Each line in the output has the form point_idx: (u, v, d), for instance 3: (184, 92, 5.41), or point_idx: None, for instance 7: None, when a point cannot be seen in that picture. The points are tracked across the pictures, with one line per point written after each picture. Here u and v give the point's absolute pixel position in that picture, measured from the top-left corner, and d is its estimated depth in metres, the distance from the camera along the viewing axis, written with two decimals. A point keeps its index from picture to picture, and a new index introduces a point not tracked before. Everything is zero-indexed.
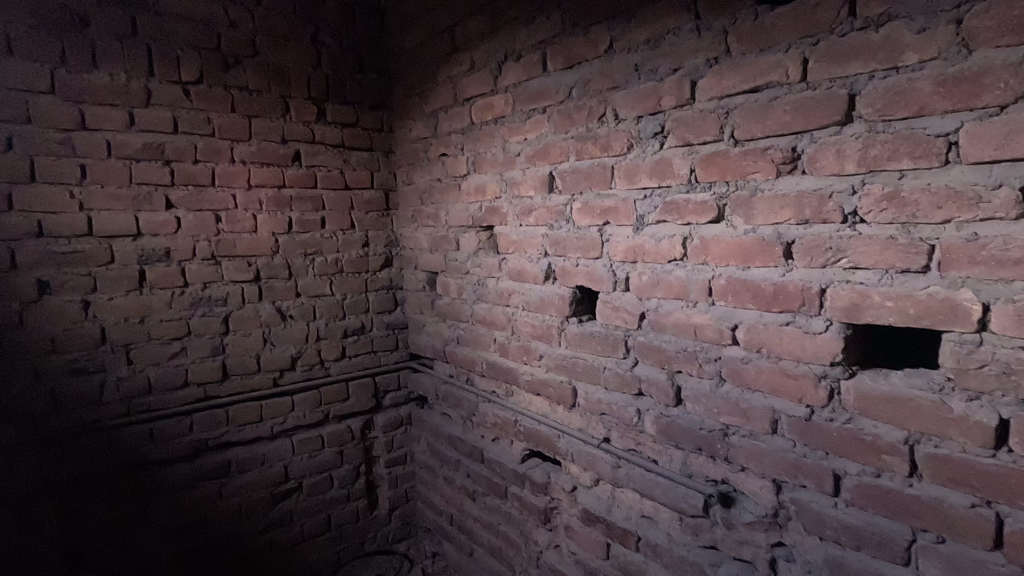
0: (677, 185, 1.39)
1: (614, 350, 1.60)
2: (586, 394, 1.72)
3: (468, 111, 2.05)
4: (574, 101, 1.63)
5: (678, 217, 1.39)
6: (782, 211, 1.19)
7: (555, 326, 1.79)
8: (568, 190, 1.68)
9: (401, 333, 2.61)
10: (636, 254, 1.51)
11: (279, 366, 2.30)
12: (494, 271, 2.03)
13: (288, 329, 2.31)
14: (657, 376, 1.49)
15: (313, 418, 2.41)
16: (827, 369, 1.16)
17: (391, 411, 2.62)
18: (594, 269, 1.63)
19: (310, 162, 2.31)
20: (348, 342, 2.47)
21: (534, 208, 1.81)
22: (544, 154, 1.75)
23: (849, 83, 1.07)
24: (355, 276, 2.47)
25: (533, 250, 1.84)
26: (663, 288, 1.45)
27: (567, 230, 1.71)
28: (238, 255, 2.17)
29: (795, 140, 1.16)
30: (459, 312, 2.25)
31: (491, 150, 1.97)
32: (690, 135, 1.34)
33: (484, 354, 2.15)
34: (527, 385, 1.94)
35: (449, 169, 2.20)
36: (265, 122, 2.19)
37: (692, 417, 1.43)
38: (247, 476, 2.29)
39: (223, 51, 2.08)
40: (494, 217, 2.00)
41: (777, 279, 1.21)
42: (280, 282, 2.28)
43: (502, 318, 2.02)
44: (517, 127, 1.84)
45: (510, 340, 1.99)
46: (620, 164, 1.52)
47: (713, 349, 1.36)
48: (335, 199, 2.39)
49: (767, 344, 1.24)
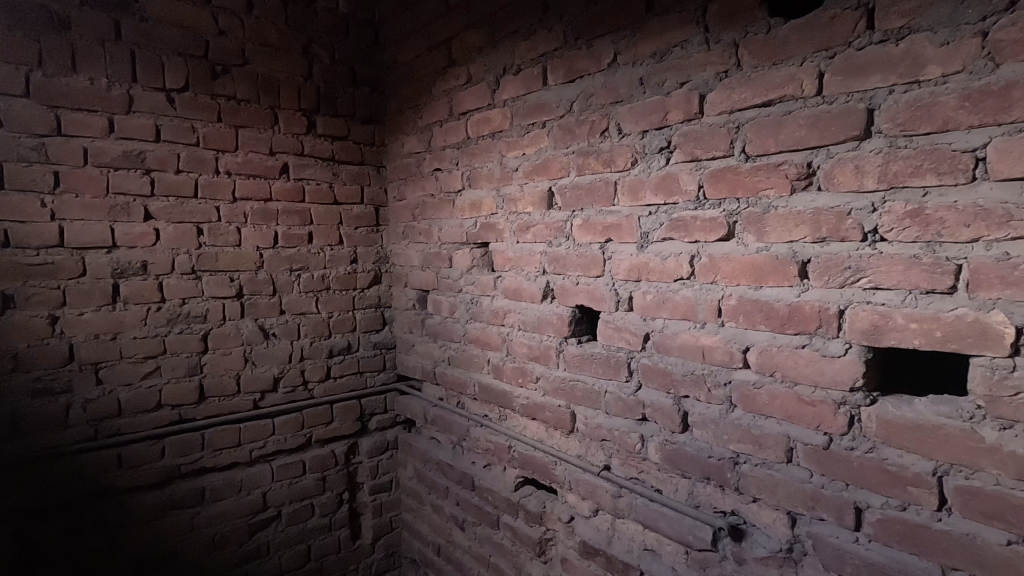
0: (684, 201, 1.34)
1: (616, 372, 1.54)
2: (585, 419, 1.64)
3: (465, 126, 2.01)
4: (575, 115, 1.59)
5: (686, 234, 1.34)
6: (797, 229, 1.14)
7: (553, 348, 1.72)
8: (568, 206, 1.63)
9: (389, 353, 2.51)
10: (639, 272, 1.45)
11: (260, 387, 2.19)
12: (489, 290, 1.96)
13: (270, 347, 2.21)
14: (662, 401, 1.43)
15: (296, 442, 2.28)
16: (847, 395, 1.10)
17: (377, 435, 2.51)
18: (595, 288, 1.57)
19: (298, 175, 2.24)
20: (334, 363, 2.37)
21: (532, 225, 1.76)
22: (543, 169, 1.70)
23: (868, 97, 1.04)
24: (343, 293, 2.37)
25: (531, 267, 1.78)
26: (668, 308, 1.39)
27: (567, 248, 1.65)
28: (220, 270, 2.07)
29: (810, 155, 1.12)
30: (451, 332, 2.17)
31: (487, 166, 1.92)
32: (698, 150, 1.30)
33: (476, 375, 2.06)
34: (523, 409, 1.86)
35: (442, 185, 2.15)
36: (252, 132, 2.12)
37: (699, 444, 1.36)
38: (222, 504, 2.15)
39: (211, 59, 2.01)
40: (490, 234, 1.93)
41: (792, 299, 1.16)
42: (263, 299, 2.18)
43: (496, 338, 1.94)
44: (515, 142, 1.80)
45: (505, 361, 1.92)
46: (624, 180, 1.47)
47: (722, 373, 1.30)
48: (324, 213, 2.31)
49: (781, 368, 1.18)
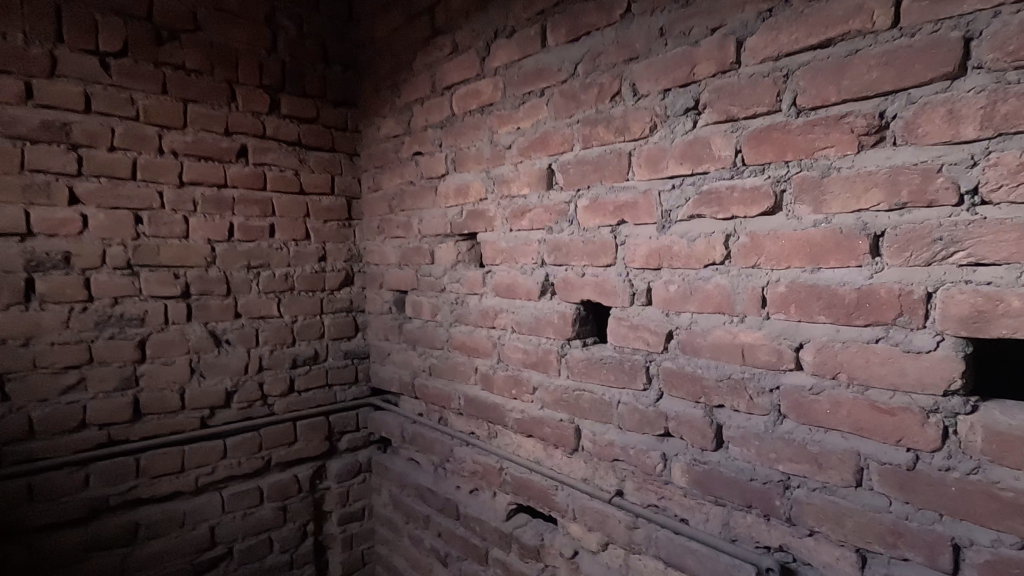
0: (716, 169, 1.12)
1: (632, 379, 1.29)
2: (593, 435, 1.39)
3: (449, 102, 1.77)
4: (579, 79, 1.37)
5: (719, 209, 1.11)
6: (867, 194, 0.92)
7: (553, 352, 1.47)
8: (571, 185, 1.40)
9: (362, 364, 2.23)
10: (661, 258, 1.22)
11: (209, 402, 1.88)
12: (477, 288, 1.71)
13: (223, 357, 1.91)
14: (691, 412, 1.18)
15: (251, 467, 1.98)
16: (939, 400, 0.87)
17: (347, 457, 2.21)
18: (605, 280, 1.33)
19: (259, 160, 1.97)
20: (298, 374, 2.08)
21: (528, 210, 1.51)
22: (541, 143, 1.47)
23: (964, 25, 0.83)
24: (309, 294, 2.10)
25: (527, 259, 1.53)
26: (697, 299, 1.16)
27: (571, 234, 1.41)
28: (163, 265, 1.78)
29: (883, 103, 0.91)
30: (433, 338, 1.90)
31: (475, 145, 1.69)
32: (735, 106, 1.08)
33: (462, 387, 1.80)
34: (517, 425, 1.60)
35: (423, 170, 1.90)
36: (205, 108, 1.85)
37: (738, 465, 1.12)
38: (160, 542, 1.82)
39: (156, 22, 1.75)
40: (478, 223, 1.69)
41: (862, 282, 0.93)
42: (215, 300, 1.89)
43: (486, 343, 1.68)
44: (507, 115, 1.56)
45: (496, 369, 1.66)
46: (640, 150, 1.25)
47: (768, 377, 1.06)
48: (288, 204, 2.04)
49: (847, 369, 0.95)
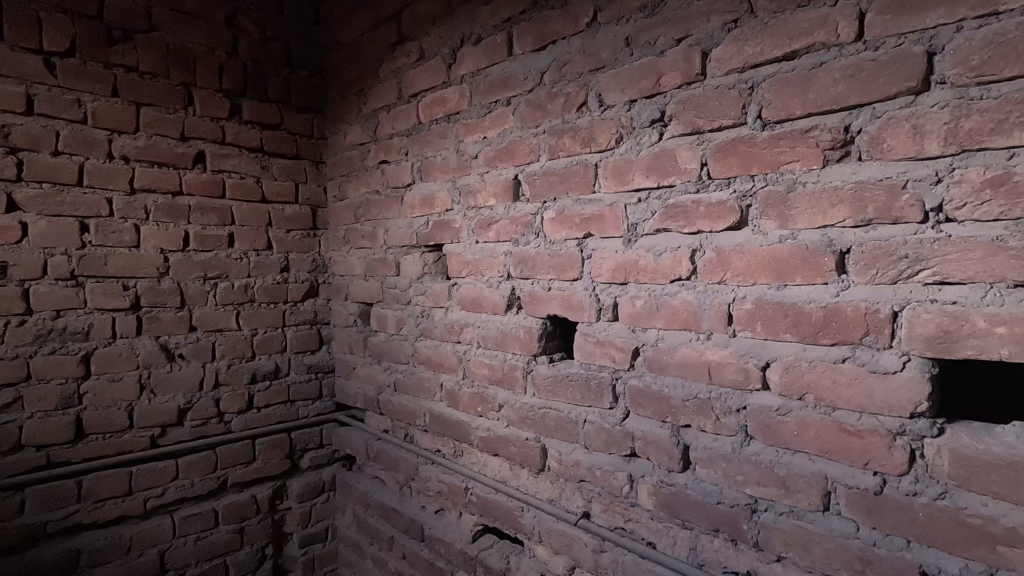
0: (682, 183, 1.09)
1: (598, 397, 1.25)
2: (559, 455, 1.34)
3: (416, 109, 1.72)
4: (546, 88, 1.33)
5: (685, 223, 1.08)
6: (832, 210, 0.90)
7: (520, 368, 1.42)
8: (537, 197, 1.36)
9: (326, 378, 2.16)
10: (627, 273, 1.18)
11: (160, 420, 1.79)
12: (443, 301, 1.65)
13: (176, 372, 1.82)
14: (657, 432, 1.15)
15: (205, 488, 1.88)
16: (906, 423, 0.85)
17: (310, 475, 2.12)
18: (572, 294, 1.29)
19: (218, 167, 1.89)
20: (258, 390, 1.99)
21: (494, 221, 1.47)
22: (507, 153, 1.43)
23: (927, 39, 0.81)
24: (270, 306, 2.01)
25: (493, 272, 1.49)
26: (664, 315, 1.12)
27: (537, 247, 1.37)
28: (110, 275, 1.69)
29: (848, 117, 0.89)
30: (398, 352, 1.84)
31: (442, 155, 1.64)
32: (700, 118, 1.06)
33: (427, 403, 1.74)
34: (482, 443, 1.55)
35: (389, 179, 1.84)
36: (159, 112, 1.77)
37: (706, 487, 1.08)
38: (104, 571, 1.72)
39: (107, 21, 1.67)
40: (444, 234, 1.64)
41: (828, 300, 0.91)
42: (167, 312, 1.80)
43: (451, 358, 1.63)
44: (473, 124, 1.53)
45: (462, 386, 1.60)
46: (606, 161, 1.21)
47: (735, 397, 1.03)
48: (249, 212, 1.96)
49: (814, 389, 0.93)
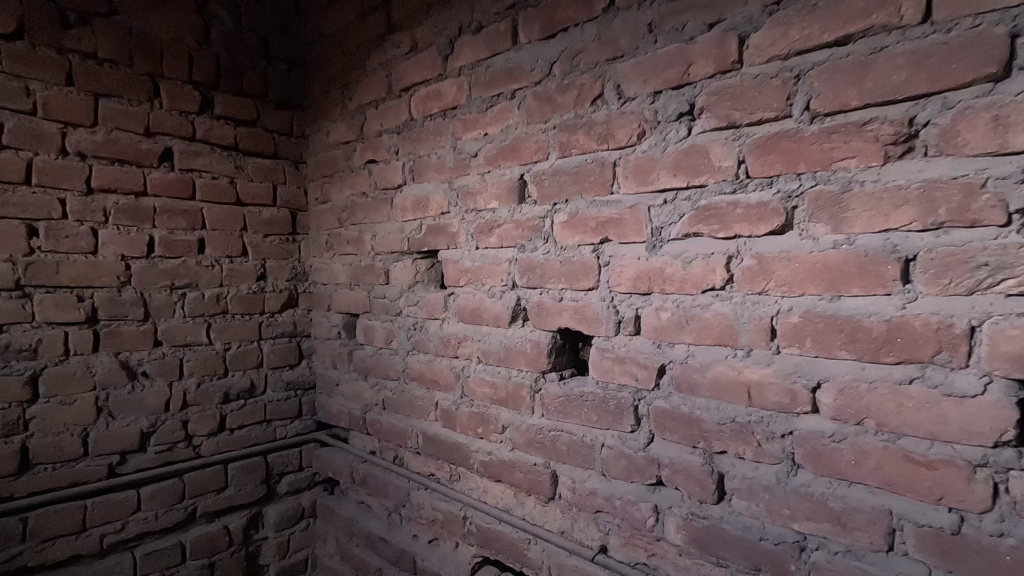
0: (716, 182, 0.98)
1: (617, 420, 1.13)
2: (571, 482, 1.22)
3: (407, 104, 1.59)
4: (555, 80, 1.22)
5: (720, 226, 0.98)
6: (896, 212, 0.80)
7: (526, 387, 1.29)
8: (546, 198, 1.24)
9: (306, 395, 1.99)
10: (651, 282, 1.07)
11: (120, 447, 1.61)
12: (438, 312, 1.52)
13: (138, 392, 1.64)
14: (687, 459, 1.03)
15: (171, 520, 1.70)
16: (988, 453, 0.74)
17: (288, 501, 1.95)
18: (586, 306, 1.18)
19: (187, 166, 1.73)
20: (230, 410, 1.82)
21: (497, 225, 1.34)
22: (512, 151, 1.31)
23: (1008, 19, 0.72)
24: (245, 318, 1.85)
25: (495, 280, 1.36)
26: (694, 329, 1.01)
27: (546, 253, 1.25)
28: (63, 285, 1.51)
29: (912, 108, 0.79)
30: (387, 368, 1.69)
31: (437, 153, 1.51)
32: (737, 111, 0.95)
33: (420, 423, 1.59)
34: (482, 468, 1.41)
35: (377, 180, 1.70)
36: (121, 104, 1.60)
37: (745, 521, 0.97)
38: None
39: (60, 2, 1.50)
40: (439, 239, 1.51)
41: (891, 313, 0.81)
42: (129, 325, 1.62)
43: (448, 374, 1.49)
44: (472, 120, 1.40)
45: (459, 405, 1.46)
46: (626, 159, 1.10)
47: (779, 421, 0.93)
48: (222, 216, 1.80)
49: (875, 414, 0.82)
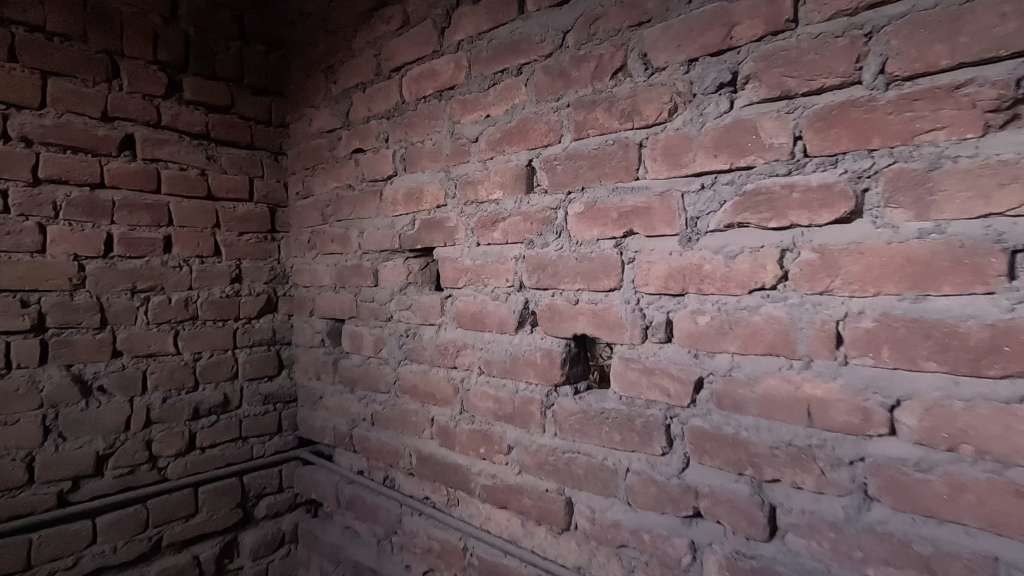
0: (765, 163, 0.84)
1: (645, 441, 0.98)
2: (590, 512, 1.06)
3: (398, 86, 1.43)
4: (570, 52, 1.07)
5: (771, 215, 0.83)
6: (1000, 194, 0.66)
7: (536, 402, 1.14)
8: (559, 186, 1.09)
9: (287, 409, 1.82)
10: (686, 281, 0.92)
11: (72, 471, 1.42)
12: (433, 317, 1.36)
13: (93, 410, 1.45)
14: (731, 487, 0.88)
15: (133, 552, 1.51)
16: None
17: (267, 527, 1.77)
18: (607, 309, 1.02)
19: (151, 155, 1.55)
20: (200, 427, 1.64)
21: (501, 218, 1.19)
22: (518, 134, 1.16)
23: None
24: (217, 324, 1.67)
25: (499, 281, 1.20)
26: (740, 336, 0.86)
27: (559, 249, 1.09)
28: (5, 288, 1.33)
29: (1020, 66, 0.65)
30: (376, 379, 1.53)
31: (432, 140, 1.36)
32: (792, 77, 0.81)
33: (413, 440, 1.43)
34: (484, 493, 1.25)
35: (365, 171, 1.54)
36: (73, 85, 1.42)
37: (803, 563, 0.82)
38: None
39: None
40: (435, 235, 1.35)
41: (993, 316, 0.67)
42: (83, 334, 1.44)
43: (445, 387, 1.33)
44: (473, 101, 1.25)
45: (458, 422, 1.30)
46: (654, 139, 0.95)
47: (847, 445, 0.78)
48: (191, 211, 1.62)
49: (974, 438, 0.68)
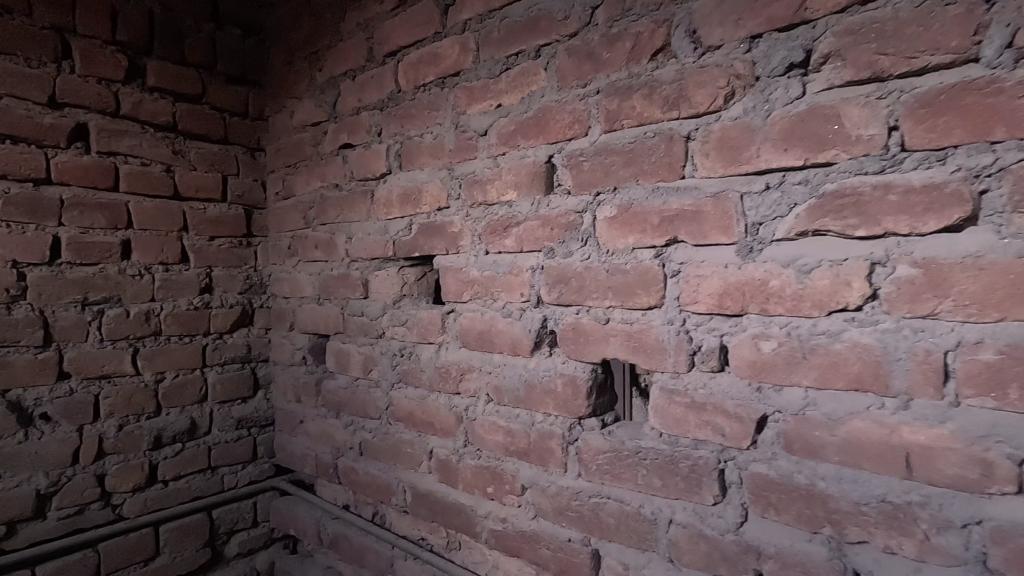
0: (849, 160, 0.69)
1: (692, 488, 0.82)
2: (622, 568, 0.90)
3: (393, 73, 1.27)
4: (599, 30, 0.92)
5: (858, 221, 0.69)
6: None
7: (557, 437, 0.98)
8: (585, 187, 0.94)
9: (262, 434, 1.63)
10: (746, 299, 0.77)
11: (6, 514, 1.22)
12: (433, 336, 1.19)
13: (34, 442, 1.26)
14: (803, 549, 0.73)
15: None
16: None
17: (239, 567, 1.57)
18: (645, 331, 0.87)
19: (107, 148, 1.36)
20: (163, 458, 1.44)
21: (515, 223, 1.03)
22: (536, 126, 1.00)
23: None
24: (183, 340, 1.48)
25: (512, 295, 1.04)
26: (816, 368, 0.72)
27: (585, 260, 0.94)
28: None
29: None
30: (365, 404, 1.35)
31: (432, 133, 1.19)
32: (886, 55, 0.67)
33: (408, 474, 1.26)
34: (492, 539, 1.09)
35: (353, 169, 1.37)
36: (14, 65, 1.23)
37: None
38: None
39: None
40: (435, 241, 1.18)
41: None
42: (22, 354, 1.24)
43: (446, 415, 1.16)
44: (481, 89, 1.09)
45: (462, 456, 1.14)
46: (706, 130, 0.81)
47: (959, 504, 0.63)
48: (155, 212, 1.43)
49: None
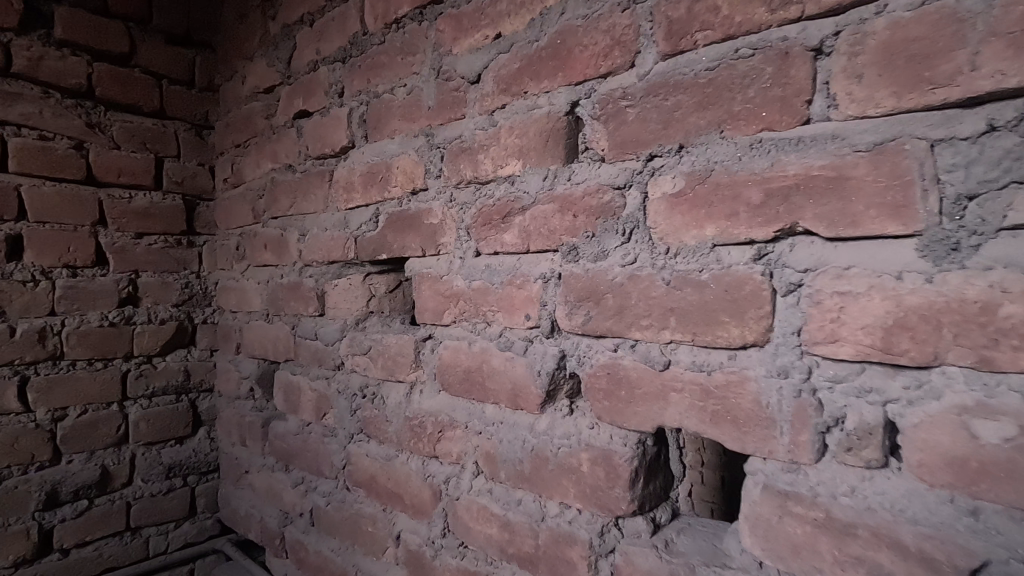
0: None
1: None
2: None
3: (358, 9, 0.93)
4: None
5: None
6: None
7: (580, 546, 0.62)
8: (630, 148, 0.58)
9: (202, 483, 1.29)
10: (946, 338, 0.41)
11: None
12: (402, 372, 0.84)
13: None
14: None
15: None
16: None
17: None
18: (736, 387, 0.51)
19: None
20: (60, 520, 1.11)
21: (518, 209, 0.68)
22: (553, 59, 0.65)
23: None
24: (94, 366, 1.15)
25: (512, 319, 0.69)
26: None
27: (628, 265, 0.58)
28: None
29: None
30: (318, 459, 1.00)
31: (406, 88, 0.85)
32: None
33: (368, 563, 0.90)
34: None
35: (309, 143, 1.03)
36: None
37: None
38: None
39: None
40: (407, 237, 0.83)
41: None
42: None
43: (419, 488, 0.81)
44: (473, 15, 0.75)
45: (439, 551, 0.78)
46: (858, 34, 0.45)
47: None
48: (58, 200, 1.11)
49: None
